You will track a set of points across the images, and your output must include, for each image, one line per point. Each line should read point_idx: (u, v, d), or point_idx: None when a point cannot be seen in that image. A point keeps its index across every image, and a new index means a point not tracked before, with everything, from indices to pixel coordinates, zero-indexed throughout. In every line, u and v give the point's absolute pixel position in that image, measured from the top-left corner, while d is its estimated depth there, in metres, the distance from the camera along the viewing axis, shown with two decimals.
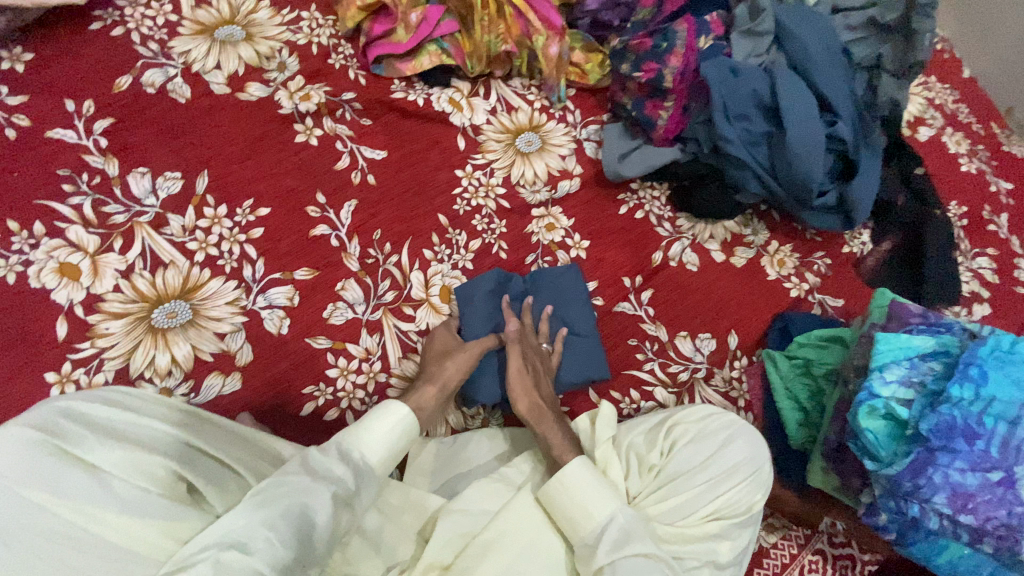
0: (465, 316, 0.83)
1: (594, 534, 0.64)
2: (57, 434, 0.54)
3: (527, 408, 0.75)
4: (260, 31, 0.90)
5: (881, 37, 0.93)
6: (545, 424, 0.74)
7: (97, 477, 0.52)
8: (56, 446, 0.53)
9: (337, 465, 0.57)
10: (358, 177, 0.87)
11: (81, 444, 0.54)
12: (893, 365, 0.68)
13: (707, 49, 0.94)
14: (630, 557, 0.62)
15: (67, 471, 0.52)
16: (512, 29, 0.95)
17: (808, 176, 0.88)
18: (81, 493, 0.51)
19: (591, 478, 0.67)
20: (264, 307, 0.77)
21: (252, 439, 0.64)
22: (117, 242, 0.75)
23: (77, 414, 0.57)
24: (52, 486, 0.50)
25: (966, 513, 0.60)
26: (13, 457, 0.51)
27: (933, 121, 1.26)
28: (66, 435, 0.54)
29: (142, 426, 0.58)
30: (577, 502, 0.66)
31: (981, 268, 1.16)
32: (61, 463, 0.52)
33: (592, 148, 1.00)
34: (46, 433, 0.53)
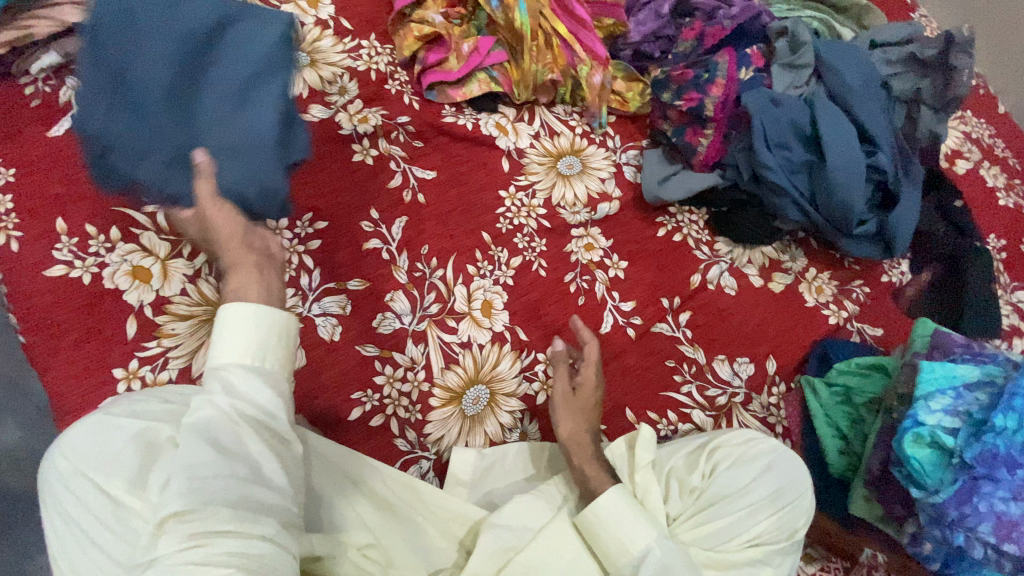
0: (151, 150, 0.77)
1: (632, 564, 0.65)
2: (114, 420, 0.57)
3: (571, 438, 0.77)
4: (323, 57, 0.96)
5: (920, 72, 0.95)
6: (581, 455, 0.75)
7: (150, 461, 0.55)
8: (117, 435, 0.56)
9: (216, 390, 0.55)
10: (409, 195, 0.91)
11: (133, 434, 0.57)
12: (938, 394, 0.68)
13: (748, 80, 0.96)
14: None
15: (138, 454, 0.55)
16: (559, 59, 0.99)
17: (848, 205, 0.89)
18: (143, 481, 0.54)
19: (627, 511, 0.67)
20: (318, 315, 0.80)
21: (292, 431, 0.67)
22: (186, 249, 0.80)
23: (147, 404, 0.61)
24: (108, 473, 0.54)
25: (1010, 543, 0.60)
26: (84, 445, 0.56)
27: (971, 155, 1.26)
28: (116, 423, 0.57)
29: None
30: (615, 536, 0.66)
31: (1022, 303, 1.14)
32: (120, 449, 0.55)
33: (632, 172, 1.02)
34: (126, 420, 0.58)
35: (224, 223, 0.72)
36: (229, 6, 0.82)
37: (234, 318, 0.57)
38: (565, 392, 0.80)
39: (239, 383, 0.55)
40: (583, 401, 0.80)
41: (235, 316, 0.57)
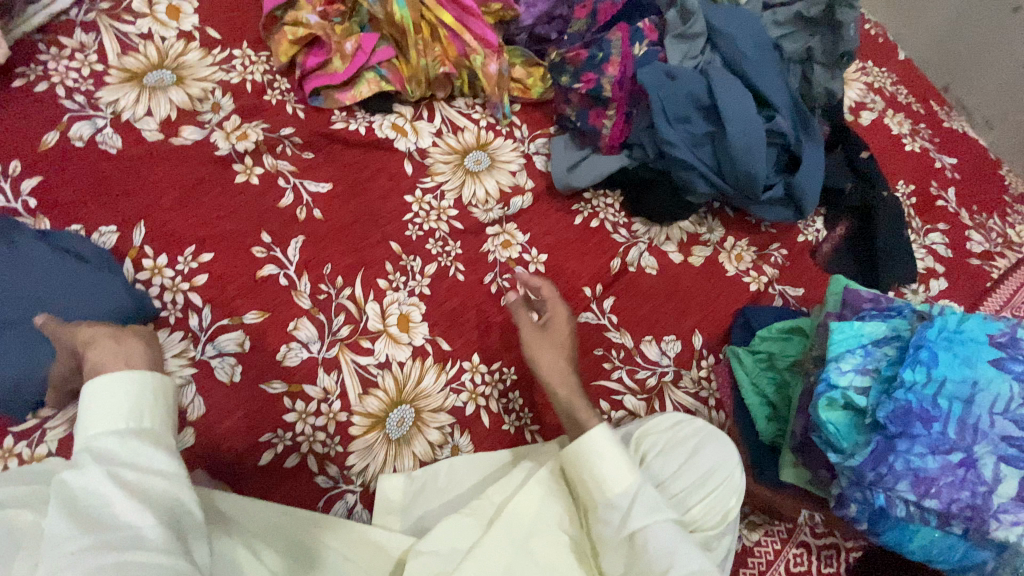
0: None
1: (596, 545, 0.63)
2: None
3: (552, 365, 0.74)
4: (191, 73, 0.88)
5: (808, 30, 0.95)
6: (563, 393, 0.72)
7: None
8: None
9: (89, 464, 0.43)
10: (304, 213, 0.85)
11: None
12: (848, 354, 0.68)
13: (642, 55, 0.94)
14: (662, 525, 0.57)
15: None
16: (449, 50, 0.95)
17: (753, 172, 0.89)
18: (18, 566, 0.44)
19: (611, 443, 0.62)
20: (213, 356, 0.75)
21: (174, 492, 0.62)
22: None
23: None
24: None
25: (930, 498, 0.60)
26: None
27: (874, 105, 1.29)
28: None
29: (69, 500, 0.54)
30: (594, 471, 0.61)
31: (935, 244, 1.18)
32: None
33: (541, 161, 0.99)
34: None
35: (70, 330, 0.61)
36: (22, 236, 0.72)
37: (105, 382, 0.47)
38: (530, 328, 0.77)
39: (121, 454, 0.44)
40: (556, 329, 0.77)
41: (104, 380, 0.47)
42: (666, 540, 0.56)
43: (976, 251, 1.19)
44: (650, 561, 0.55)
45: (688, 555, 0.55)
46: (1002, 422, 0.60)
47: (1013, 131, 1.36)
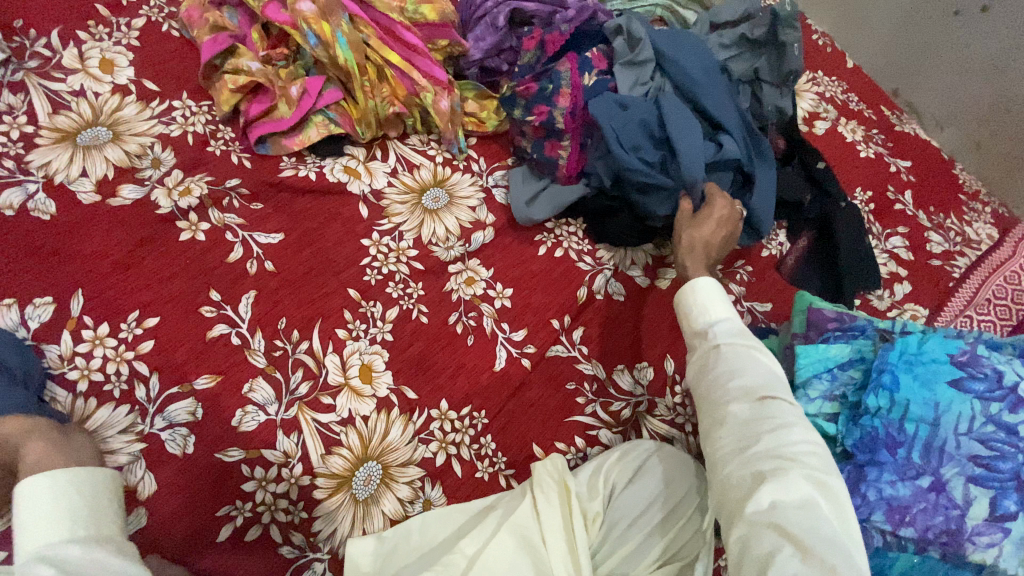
0: None
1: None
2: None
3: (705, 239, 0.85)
4: (128, 128, 0.85)
5: (753, 51, 0.96)
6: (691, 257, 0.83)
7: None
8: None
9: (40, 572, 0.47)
10: (255, 266, 0.82)
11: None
12: (814, 380, 0.68)
13: (592, 85, 0.94)
14: (735, 351, 0.65)
15: None
16: (397, 90, 0.93)
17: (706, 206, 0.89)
18: None
19: (715, 290, 0.72)
20: (164, 428, 0.71)
21: None
22: None
23: None
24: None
25: (906, 526, 0.59)
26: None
27: (827, 114, 1.31)
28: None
29: None
30: (695, 300, 0.72)
31: (896, 248, 1.20)
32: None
33: (501, 194, 0.98)
34: None
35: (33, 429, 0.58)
36: None
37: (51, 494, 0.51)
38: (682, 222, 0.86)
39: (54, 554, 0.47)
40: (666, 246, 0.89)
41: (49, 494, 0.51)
42: (738, 363, 0.64)
43: (937, 252, 1.21)
44: (715, 373, 0.65)
45: (752, 374, 0.62)
46: (968, 442, 0.60)
47: (963, 130, 1.40)
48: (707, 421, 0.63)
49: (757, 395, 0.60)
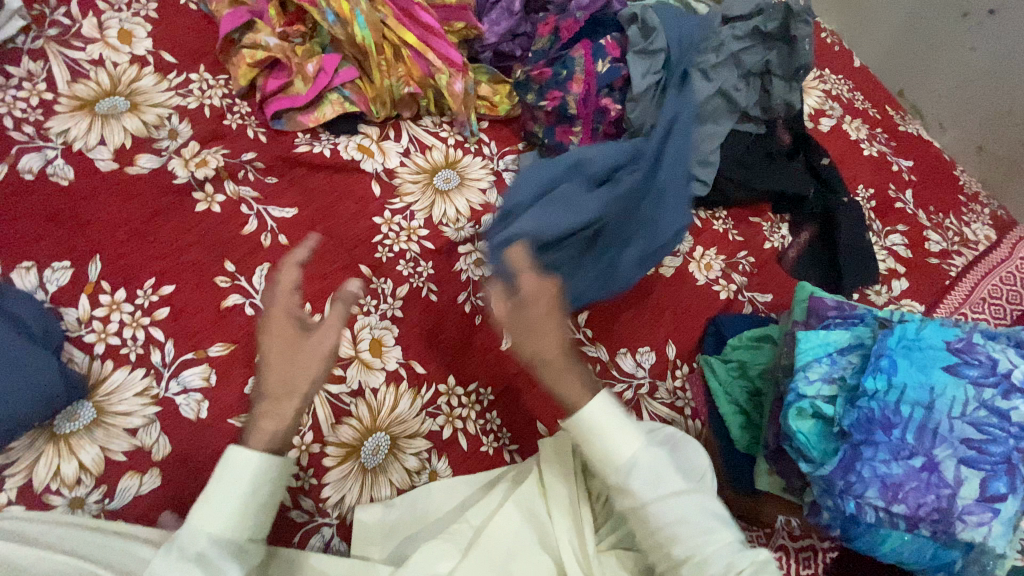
0: None
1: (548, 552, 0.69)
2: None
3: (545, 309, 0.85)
4: (146, 99, 0.86)
5: (766, 44, 0.97)
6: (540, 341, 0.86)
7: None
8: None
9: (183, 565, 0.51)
10: (269, 239, 0.83)
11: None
12: (815, 363, 0.70)
13: (605, 72, 0.94)
14: (661, 499, 0.61)
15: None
16: (412, 71, 0.94)
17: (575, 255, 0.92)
18: None
19: (616, 414, 0.65)
20: (178, 393, 0.72)
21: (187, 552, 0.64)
22: None
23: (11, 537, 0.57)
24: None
25: (898, 503, 0.61)
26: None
27: (833, 112, 1.33)
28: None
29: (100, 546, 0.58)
30: (596, 445, 0.64)
31: (895, 245, 1.22)
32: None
33: (511, 178, 0.99)
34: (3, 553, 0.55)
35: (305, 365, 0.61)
36: None
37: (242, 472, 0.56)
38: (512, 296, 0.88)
39: (214, 557, 0.53)
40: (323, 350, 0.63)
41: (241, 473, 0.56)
42: (680, 510, 0.60)
43: (935, 250, 1.23)
44: (654, 535, 0.60)
45: (684, 529, 0.59)
46: (960, 426, 0.62)
47: (964, 132, 1.42)
48: (654, 557, 0.61)
49: (695, 552, 0.58)
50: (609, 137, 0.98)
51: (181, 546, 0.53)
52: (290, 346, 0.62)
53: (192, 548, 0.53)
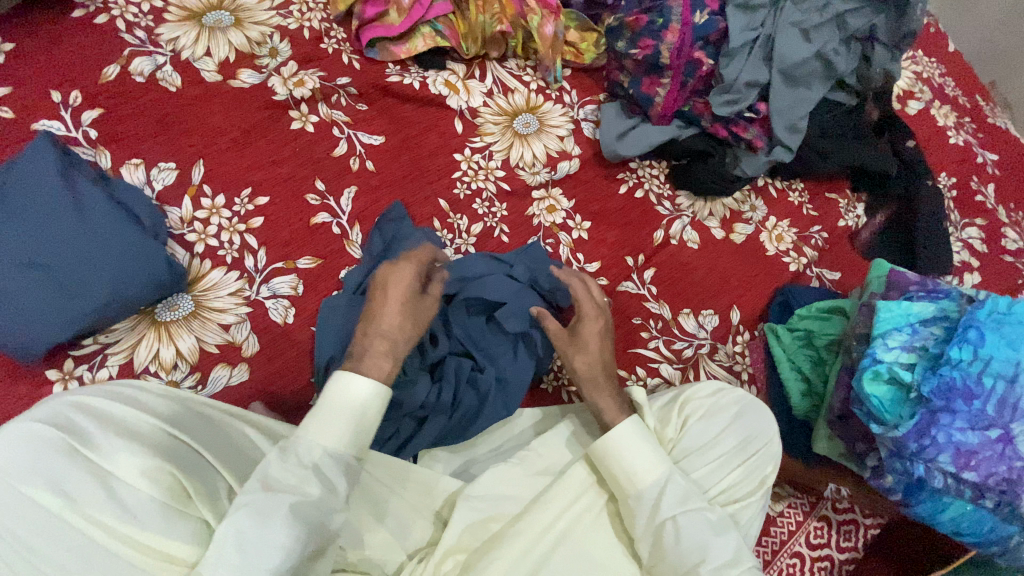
0: (27, 225, 0.66)
1: (655, 487, 0.63)
2: (72, 436, 0.48)
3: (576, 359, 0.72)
4: (249, 16, 0.88)
5: (874, 7, 0.93)
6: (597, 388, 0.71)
7: (146, 492, 0.47)
8: (61, 443, 0.47)
9: (296, 475, 0.50)
10: (357, 163, 0.85)
11: (107, 449, 0.48)
12: (894, 331, 0.69)
13: (703, 24, 0.92)
14: (688, 515, 0.62)
15: (71, 471, 0.46)
16: (507, 8, 0.94)
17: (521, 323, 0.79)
18: (85, 497, 0.46)
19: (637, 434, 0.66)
20: (268, 297, 0.76)
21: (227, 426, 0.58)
22: None
23: (87, 407, 0.52)
24: (79, 504, 0.45)
25: (969, 470, 0.62)
26: (25, 456, 0.46)
27: (922, 95, 1.25)
28: (83, 437, 0.49)
29: (152, 422, 0.53)
30: (620, 473, 0.65)
31: (971, 238, 1.15)
32: (69, 463, 0.46)
33: (590, 129, 0.99)
34: (56, 429, 0.48)
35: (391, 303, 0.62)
36: (38, 152, 0.69)
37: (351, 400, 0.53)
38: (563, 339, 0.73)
39: (328, 469, 0.51)
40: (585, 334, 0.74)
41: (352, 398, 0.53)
42: (698, 536, 0.61)
43: (1011, 248, 1.15)
44: (680, 556, 0.61)
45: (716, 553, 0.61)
46: None
47: None
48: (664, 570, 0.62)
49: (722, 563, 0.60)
50: (697, 92, 0.97)
51: (298, 457, 0.51)
52: (408, 301, 0.63)
53: (309, 457, 0.51)
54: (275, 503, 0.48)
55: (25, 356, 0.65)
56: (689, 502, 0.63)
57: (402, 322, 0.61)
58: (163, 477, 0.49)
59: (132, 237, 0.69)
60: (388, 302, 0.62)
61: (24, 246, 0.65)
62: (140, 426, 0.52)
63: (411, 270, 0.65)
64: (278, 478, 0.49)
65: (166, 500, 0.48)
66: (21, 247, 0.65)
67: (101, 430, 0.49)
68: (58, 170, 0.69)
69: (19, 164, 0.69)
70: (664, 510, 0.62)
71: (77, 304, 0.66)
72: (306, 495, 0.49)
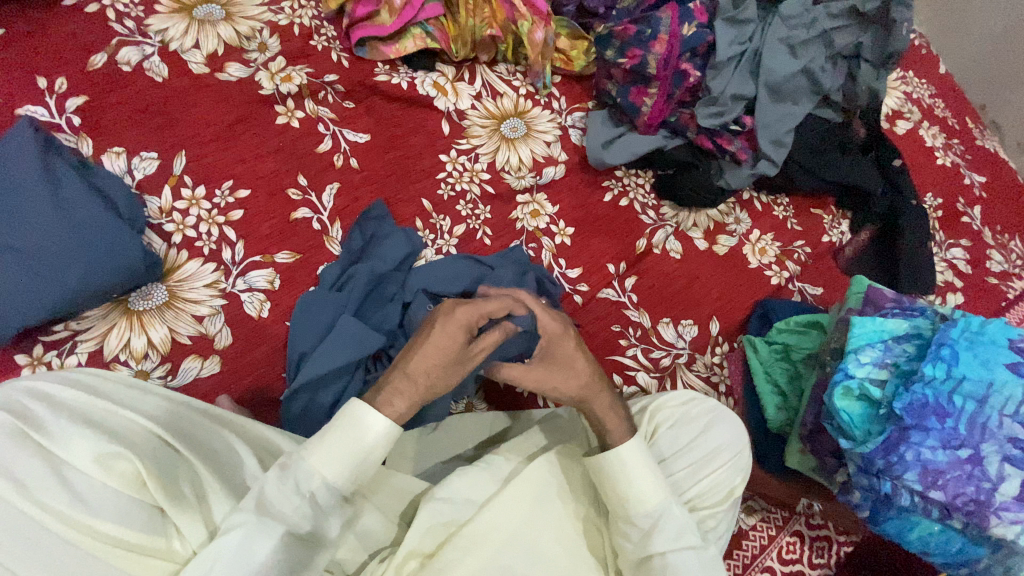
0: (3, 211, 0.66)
1: (649, 518, 0.61)
2: (25, 422, 0.48)
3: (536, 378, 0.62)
4: (240, 11, 0.89)
5: (862, 26, 0.94)
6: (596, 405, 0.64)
7: (99, 478, 0.48)
8: (12, 429, 0.47)
9: (290, 501, 0.51)
10: (341, 160, 0.86)
11: (58, 436, 0.48)
12: (867, 347, 0.69)
13: (690, 36, 0.94)
14: (679, 550, 0.61)
15: (19, 456, 0.46)
16: (497, 13, 0.94)
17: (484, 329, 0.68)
18: (35, 483, 0.45)
19: (647, 464, 0.63)
20: (244, 290, 0.76)
21: (191, 417, 0.57)
22: None
23: (41, 394, 0.52)
24: (28, 492, 0.45)
25: (936, 489, 0.62)
26: None
27: (911, 115, 1.23)
28: (34, 421, 0.48)
29: (109, 410, 0.53)
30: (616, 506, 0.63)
31: (956, 259, 1.13)
32: (16, 448, 0.46)
33: (577, 136, 0.99)
34: (8, 413, 0.48)
35: (432, 346, 0.57)
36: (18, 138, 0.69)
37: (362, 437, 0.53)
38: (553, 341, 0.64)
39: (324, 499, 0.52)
40: (563, 358, 0.64)
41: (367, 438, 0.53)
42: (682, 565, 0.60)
43: (995, 270, 1.13)
44: None
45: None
46: (1010, 424, 0.62)
47: None
48: None
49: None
50: (683, 103, 0.99)
51: (298, 486, 0.51)
52: (456, 351, 0.57)
53: (307, 484, 0.51)
54: (265, 530, 0.50)
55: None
56: (683, 538, 0.61)
57: (437, 371, 0.57)
58: (119, 465, 0.49)
59: (108, 227, 0.69)
60: (430, 345, 0.57)
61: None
62: (97, 414, 0.52)
63: (468, 319, 0.58)
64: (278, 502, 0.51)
65: (121, 488, 0.48)
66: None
67: (55, 415, 0.50)
68: (37, 156, 0.69)
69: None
70: (655, 544, 0.61)
71: (48, 291, 0.65)
72: (296, 526, 0.51)
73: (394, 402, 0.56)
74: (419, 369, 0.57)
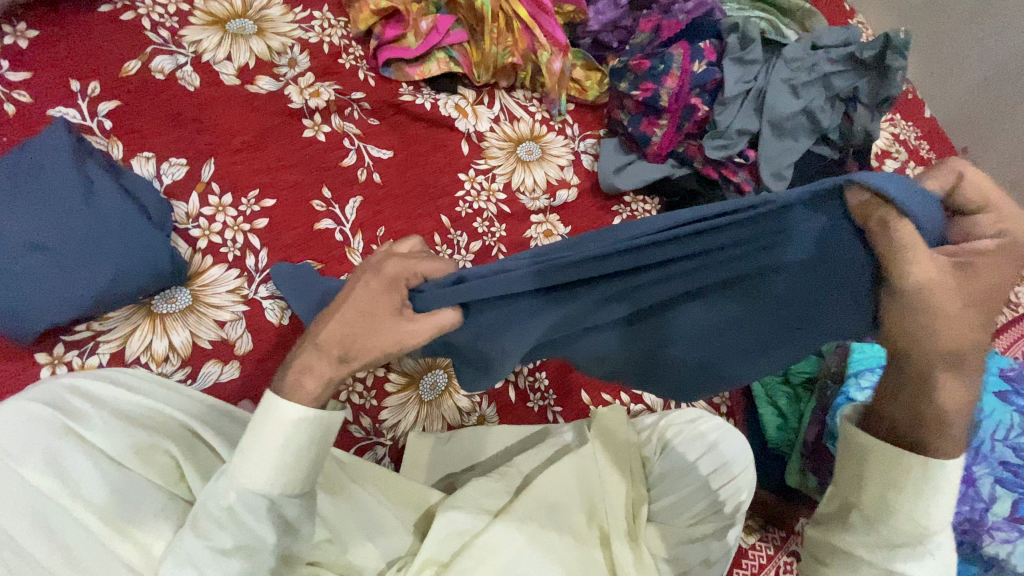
0: (33, 212, 0.67)
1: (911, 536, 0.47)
2: (70, 418, 0.54)
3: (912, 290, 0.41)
4: (271, 27, 0.92)
5: (858, 71, 1.01)
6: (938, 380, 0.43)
7: (139, 471, 0.54)
8: (57, 425, 0.53)
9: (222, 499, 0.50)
10: (364, 174, 0.88)
11: (97, 429, 0.54)
12: (867, 372, 0.76)
13: (701, 73, 1.01)
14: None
15: (67, 452, 0.52)
16: (519, 42, 0.99)
17: (427, 296, 0.50)
18: (80, 479, 0.51)
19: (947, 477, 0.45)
20: (265, 297, 0.77)
21: (229, 411, 0.63)
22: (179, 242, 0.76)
23: (82, 390, 0.57)
24: (70, 486, 0.51)
25: None
26: (24, 435, 0.51)
27: (898, 155, 1.30)
28: (79, 417, 0.54)
29: (150, 408, 0.59)
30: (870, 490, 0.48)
31: None
32: (62, 443, 0.52)
33: (588, 161, 1.03)
34: (56, 412, 0.54)
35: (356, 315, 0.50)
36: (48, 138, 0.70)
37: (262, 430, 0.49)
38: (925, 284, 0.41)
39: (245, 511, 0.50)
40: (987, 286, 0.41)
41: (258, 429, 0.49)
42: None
43: None
44: None
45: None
46: (1002, 449, 0.67)
47: None
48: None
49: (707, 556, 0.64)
50: (691, 135, 1.04)
51: (210, 508, 0.50)
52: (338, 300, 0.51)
53: (225, 499, 0.50)
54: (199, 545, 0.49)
55: (18, 337, 0.65)
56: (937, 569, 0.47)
57: (356, 341, 0.50)
58: (158, 459, 0.55)
59: (135, 231, 0.70)
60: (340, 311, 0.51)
61: (31, 230, 0.66)
62: (135, 411, 0.58)
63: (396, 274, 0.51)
64: (209, 500, 0.50)
65: (161, 483, 0.55)
66: (25, 231, 0.66)
67: (98, 413, 0.55)
68: (71, 159, 0.70)
69: (24, 150, 0.70)
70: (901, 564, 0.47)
71: (76, 292, 0.66)
72: (219, 541, 0.49)
73: (316, 370, 0.51)
74: (328, 337, 0.50)
